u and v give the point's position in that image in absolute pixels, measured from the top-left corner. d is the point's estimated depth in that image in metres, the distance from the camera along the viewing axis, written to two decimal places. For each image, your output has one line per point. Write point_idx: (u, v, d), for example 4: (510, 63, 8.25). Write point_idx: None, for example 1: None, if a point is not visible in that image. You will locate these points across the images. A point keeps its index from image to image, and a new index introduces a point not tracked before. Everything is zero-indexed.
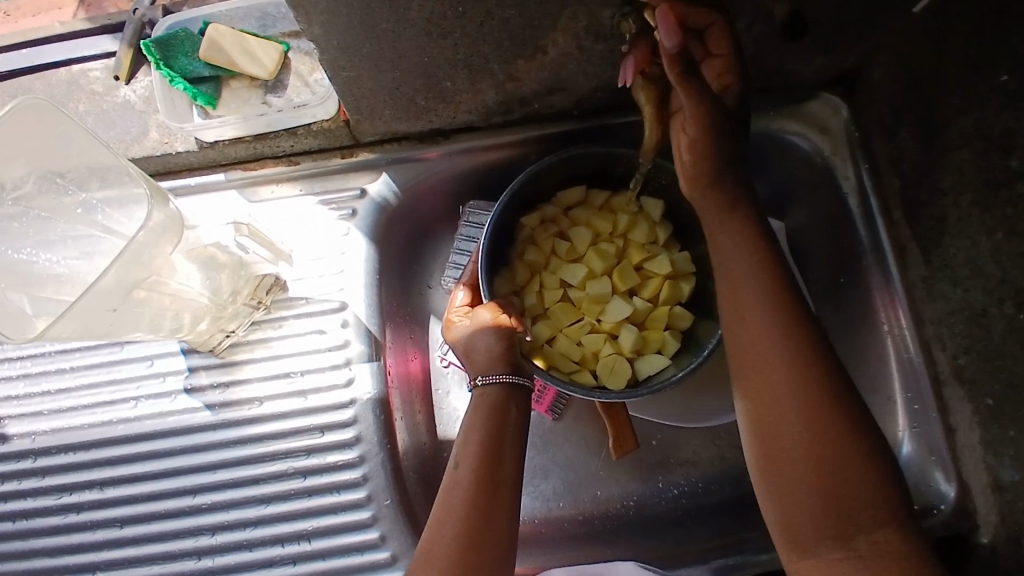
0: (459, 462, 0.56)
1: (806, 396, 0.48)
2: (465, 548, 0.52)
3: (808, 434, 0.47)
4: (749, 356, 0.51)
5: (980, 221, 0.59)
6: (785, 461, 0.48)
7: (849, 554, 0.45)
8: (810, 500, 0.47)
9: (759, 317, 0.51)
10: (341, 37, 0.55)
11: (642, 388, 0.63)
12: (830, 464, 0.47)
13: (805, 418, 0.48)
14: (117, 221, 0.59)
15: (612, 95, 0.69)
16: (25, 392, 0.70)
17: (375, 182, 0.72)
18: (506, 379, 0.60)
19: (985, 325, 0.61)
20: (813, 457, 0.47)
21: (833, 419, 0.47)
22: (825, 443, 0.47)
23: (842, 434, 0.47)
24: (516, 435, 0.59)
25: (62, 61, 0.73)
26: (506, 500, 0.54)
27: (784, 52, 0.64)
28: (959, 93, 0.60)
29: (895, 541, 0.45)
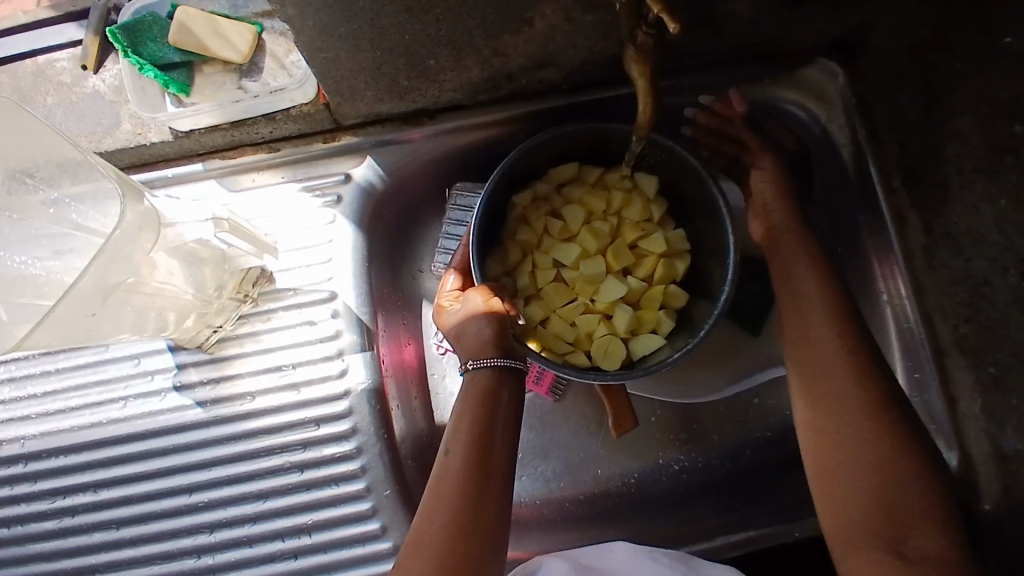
0: (450, 449, 0.56)
1: (871, 417, 0.53)
2: (454, 536, 0.52)
3: (870, 443, 0.52)
4: (824, 381, 0.56)
5: (984, 188, 0.58)
6: (844, 462, 0.53)
7: (897, 555, 0.49)
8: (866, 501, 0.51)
9: (825, 340, 0.57)
10: (317, 16, 0.52)
11: (636, 370, 0.62)
12: (889, 465, 0.51)
13: (865, 425, 0.53)
14: (91, 218, 0.56)
15: (603, 67, 0.66)
16: (11, 397, 0.68)
17: (359, 166, 0.70)
18: (496, 363, 0.59)
19: (988, 295, 0.59)
20: (873, 460, 0.52)
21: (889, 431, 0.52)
22: (883, 449, 0.52)
23: (899, 446, 0.52)
24: (507, 419, 0.58)
25: (26, 52, 0.69)
26: (495, 486, 0.54)
27: (779, 17, 0.62)
28: (962, 56, 0.58)
29: (942, 545, 0.49)
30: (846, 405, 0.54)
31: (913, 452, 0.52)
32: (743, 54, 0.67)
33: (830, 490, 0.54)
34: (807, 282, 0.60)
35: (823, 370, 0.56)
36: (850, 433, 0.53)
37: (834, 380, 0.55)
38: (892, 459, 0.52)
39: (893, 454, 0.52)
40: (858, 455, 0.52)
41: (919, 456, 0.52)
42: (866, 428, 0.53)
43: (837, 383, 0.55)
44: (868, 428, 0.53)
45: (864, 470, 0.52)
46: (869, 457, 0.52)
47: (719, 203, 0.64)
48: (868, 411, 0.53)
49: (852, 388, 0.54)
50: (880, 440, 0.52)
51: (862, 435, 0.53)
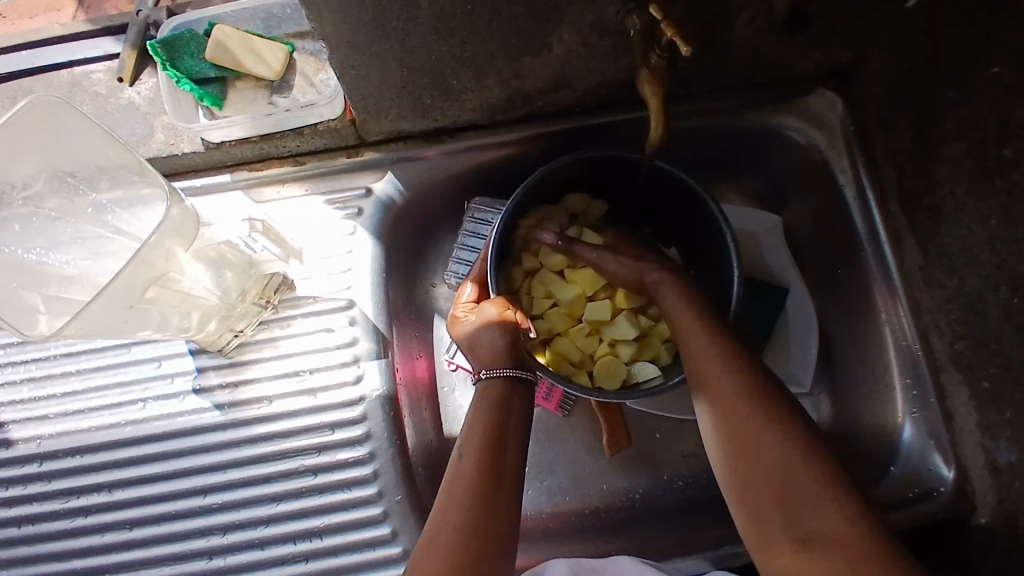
0: (463, 453, 0.55)
1: (753, 404, 0.51)
2: (467, 535, 0.50)
3: (749, 431, 0.50)
4: (706, 380, 0.54)
5: (974, 209, 0.62)
6: (738, 455, 0.50)
7: (800, 543, 0.46)
8: (762, 496, 0.49)
9: (694, 338, 0.56)
10: (352, 35, 0.56)
11: (638, 391, 0.63)
12: (763, 451, 0.49)
13: (742, 412, 0.51)
14: (127, 222, 0.60)
15: (615, 92, 0.70)
16: (31, 396, 0.69)
17: (380, 181, 0.72)
18: (507, 372, 0.60)
19: (981, 311, 0.63)
20: (755, 448, 0.50)
21: (763, 410, 0.51)
22: (756, 434, 0.50)
23: (773, 426, 0.50)
24: (518, 427, 0.58)
25: (63, 63, 0.73)
26: (509, 491, 0.53)
27: (782, 48, 0.66)
28: (953, 86, 0.62)
29: (841, 518, 0.45)
30: (726, 400, 0.52)
31: (790, 429, 0.50)
32: (747, 83, 0.71)
33: (735, 496, 0.51)
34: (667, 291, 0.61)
35: (701, 372, 0.55)
36: (739, 428, 0.51)
37: (712, 373, 0.54)
38: (777, 447, 0.49)
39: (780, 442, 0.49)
40: (750, 450, 0.50)
41: (798, 433, 0.49)
42: (753, 416, 0.51)
43: (716, 377, 0.53)
44: (752, 412, 0.51)
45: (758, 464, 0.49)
46: (757, 448, 0.50)
47: (725, 236, 0.66)
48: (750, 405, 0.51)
49: (724, 375, 0.53)
50: (756, 422, 0.50)
51: (751, 427, 0.50)
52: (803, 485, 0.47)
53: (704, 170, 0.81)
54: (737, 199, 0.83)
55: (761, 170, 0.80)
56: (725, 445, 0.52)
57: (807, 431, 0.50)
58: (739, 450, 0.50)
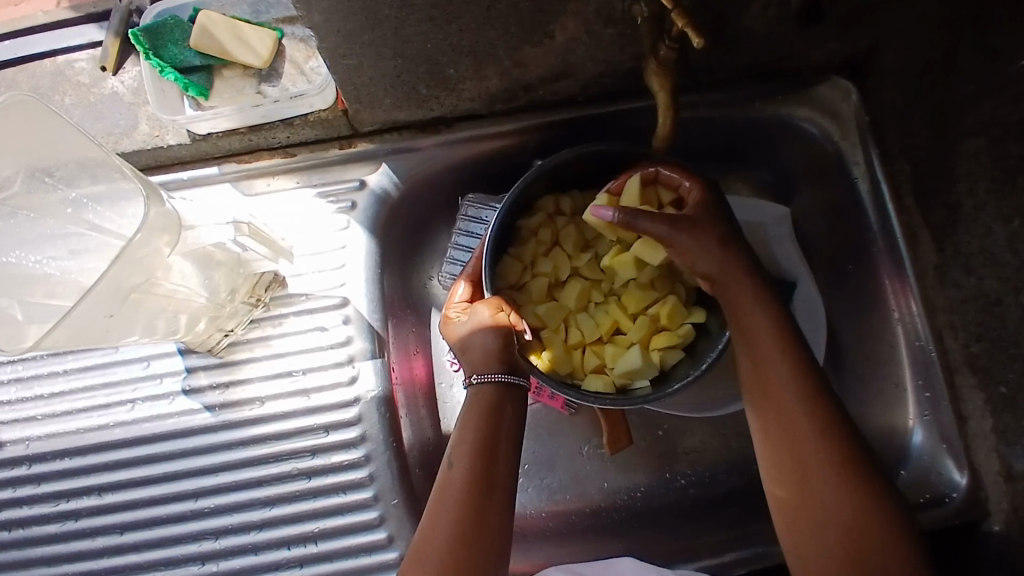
0: (453, 461, 0.53)
1: (840, 466, 0.51)
2: (457, 547, 0.49)
3: (836, 496, 0.50)
4: (775, 404, 0.53)
5: (995, 209, 0.59)
6: (815, 514, 0.51)
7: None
8: (834, 556, 0.49)
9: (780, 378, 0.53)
10: (342, 24, 0.53)
11: (636, 397, 0.61)
12: (846, 517, 0.50)
13: (829, 474, 0.51)
14: (108, 219, 0.57)
15: (619, 81, 0.66)
16: (18, 397, 0.68)
17: (374, 173, 0.70)
18: (498, 378, 0.57)
19: (1000, 314, 0.61)
20: (842, 514, 0.50)
21: (852, 475, 0.50)
22: (840, 499, 0.50)
23: (862, 495, 0.50)
24: (512, 433, 0.55)
25: (47, 52, 0.70)
26: (499, 499, 0.51)
27: (796, 37, 0.63)
28: (975, 79, 0.59)
29: None
30: (813, 456, 0.51)
31: (873, 498, 0.50)
32: (758, 71, 0.68)
33: (792, 541, 0.52)
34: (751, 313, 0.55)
35: (783, 414, 0.53)
36: (819, 491, 0.51)
37: (799, 425, 0.52)
38: (861, 519, 0.49)
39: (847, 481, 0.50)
40: (826, 513, 0.50)
41: (881, 501, 0.50)
42: (838, 479, 0.50)
43: (791, 405, 0.53)
44: (836, 477, 0.50)
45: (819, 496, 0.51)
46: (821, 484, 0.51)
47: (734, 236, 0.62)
48: (833, 461, 0.51)
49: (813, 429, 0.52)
50: (839, 487, 0.50)
51: (834, 494, 0.50)
52: (863, 527, 0.49)
53: (710, 159, 0.77)
54: (745, 190, 0.79)
55: (768, 160, 0.76)
56: (786, 471, 0.52)
57: (887, 498, 0.50)
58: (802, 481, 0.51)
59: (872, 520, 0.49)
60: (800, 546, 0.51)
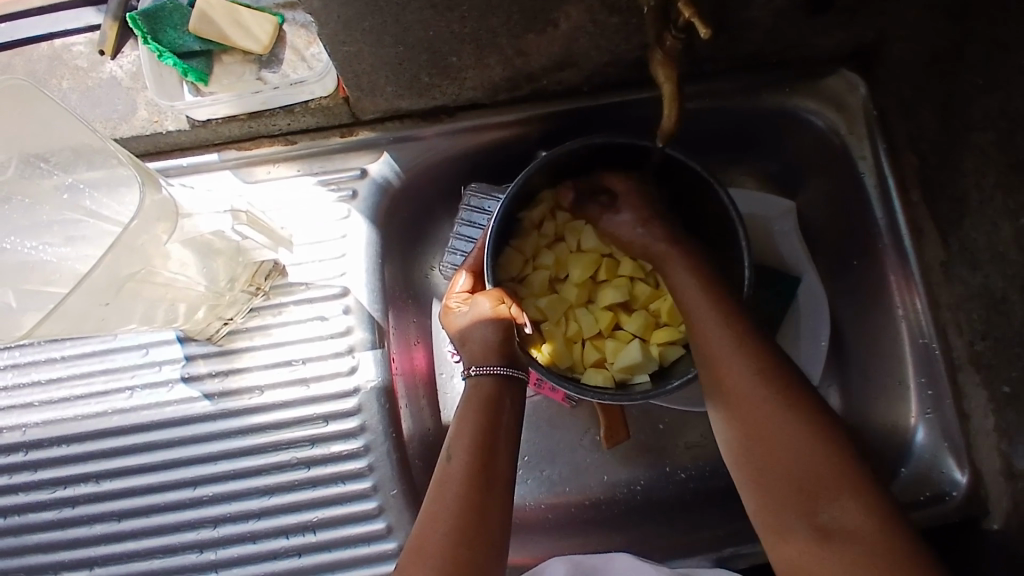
0: (451, 455, 0.52)
1: (770, 389, 0.49)
2: (455, 541, 0.48)
3: (768, 420, 0.48)
4: (715, 365, 0.51)
5: (1003, 204, 0.59)
6: (753, 444, 0.49)
7: (816, 532, 0.45)
8: (777, 485, 0.47)
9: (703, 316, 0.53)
10: (342, 10, 0.52)
11: (634, 393, 0.60)
12: (780, 441, 0.47)
13: (759, 398, 0.49)
14: (105, 206, 0.57)
15: (624, 71, 0.65)
16: (15, 383, 0.67)
17: (375, 162, 0.69)
18: (498, 371, 0.56)
19: (1006, 312, 0.60)
20: (778, 438, 0.48)
21: (783, 396, 0.49)
22: (770, 421, 0.48)
23: (791, 413, 0.48)
24: (510, 427, 0.55)
25: (44, 35, 0.69)
26: (499, 494, 0.51)
27: (804, 27, 0.62)
28: (985, 73, 0.58)
29: (863, 514, 0.44)
30: (743, 385, 0.50)
31: (806, 415, 0.48)
32: (765, 62, 0.67)
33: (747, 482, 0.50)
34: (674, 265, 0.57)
35: (709, 350, 0.52)
36: (752, 418, 0.49)
37: (726, 357, 0.51)
38: (796, 439, 0.47)
39: (797, 429, 0.47)
40: (762, 440, 0.48)
41: (815, 418, 0.48)
42: (770, 402, 0.49)
43: (728, 362, 0.51)
44: (766, 401, 0.49)
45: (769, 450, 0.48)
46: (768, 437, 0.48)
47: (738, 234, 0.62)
48: (760, 385, 0.49)
49: (738, 357, 0.50)
50: (770, 410, 0.48)
51: (767, 419, 0.48)
52: (819, 474, 0.46)
53: (717, 149, 0.76)
54: (749, 182, 0.78)
55: (773, 152, 0.75)
56: (735, 430, 0.50)
57: (823, 416, 0.48)
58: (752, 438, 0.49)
59: (803, 435, 0.47)
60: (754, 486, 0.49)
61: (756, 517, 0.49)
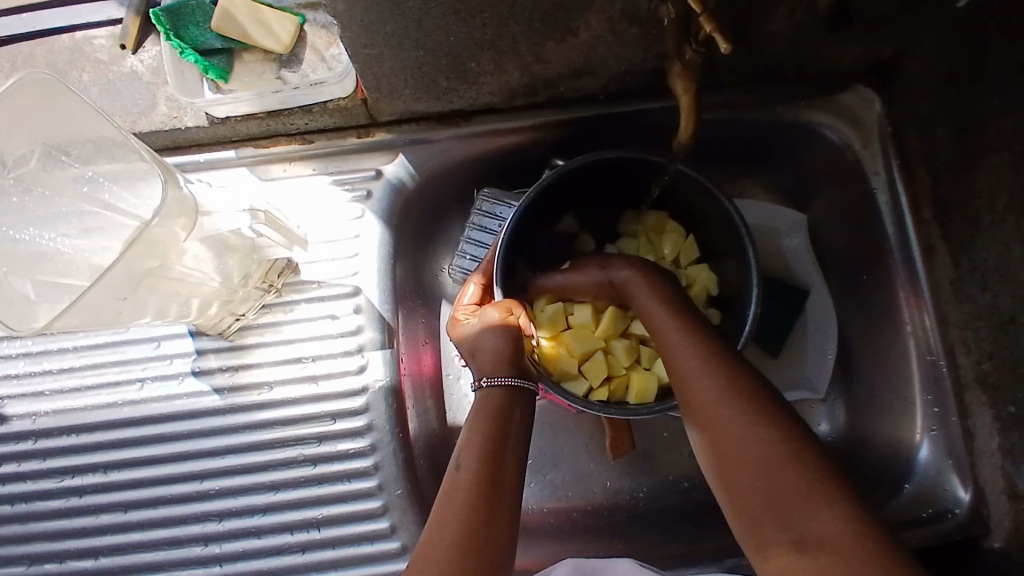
0: (461, 464, 0.52)
1: (735, 400, 0.47)
2: (464, 550, 0.47)
3: (732, 433, 0.46)
4: (683, 386, 0.51)
5: (1015, 226, 0.59)
6: (724, 458, 0.47)
7: (795, 544, 0.41)
8: (751, 495, 0.45)
9: (671, 338, 0.53)
10: (366, 14, 0.52)
11: (641, 407, 0.61)
12: (744, 451, 0.45)
13: (724, 410, 0.47)
14: (123, 199, 0.57)
15: (641, 81, 0.66)
16: (27, 372, 0.68)
17: (390, 163, 0.69)
18: (511, 382, 0.57)
19: (1013, 332, 0.60)
20: (744, 447, 0.46)
21: (747, 406, 0.47)
22: (734, 432, 0.46)
23: (756, 423, 0.46)
24: (519, 437, 0.55)
25: (65, 28, 0.69)
26: (508, 504, 0.50)
27: (822, 43, 0.62)
28: (1001, 94, 0.59)
29: (838, 520, 0.41)
30: (708, 401, 0.48)
31: (772, 424, 0.46)
32: (781, 76, 0.67)
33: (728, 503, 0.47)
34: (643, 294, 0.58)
35: (677, 372, 0.52)
36: (718, 434, 0.47)
37: (692, 376, 0.50)
38: (761, 448, 0.45)
39: (759, 438, 0.45)
40: (729, 453, 0.46)
41: (782, 426, 0.46)
42: (735, 413, 0.47)
43: (694, 379, 0.50)
44: (730, 413, 0.47)
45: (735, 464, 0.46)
46: (733, 450, 0.46)
47: (749, 253, 0.62)
48: (725, 397, 0.48)
49: (702, 373, 0.50)
50: (735, 422, 0.47)
51: (733, 431, 0.46)
52: (787, 482, 0.43)
53: (731, 160, 0.76)
54: (760, 194, 0.79)
55: (786, 165, 0.75)
56: (706, 450, 0.48)
57: (794, 426, 0.46)
58: (720, 455, 0.47)
59: (769, 442, 0.45)
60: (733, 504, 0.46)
61: (743, 544, 0.45)
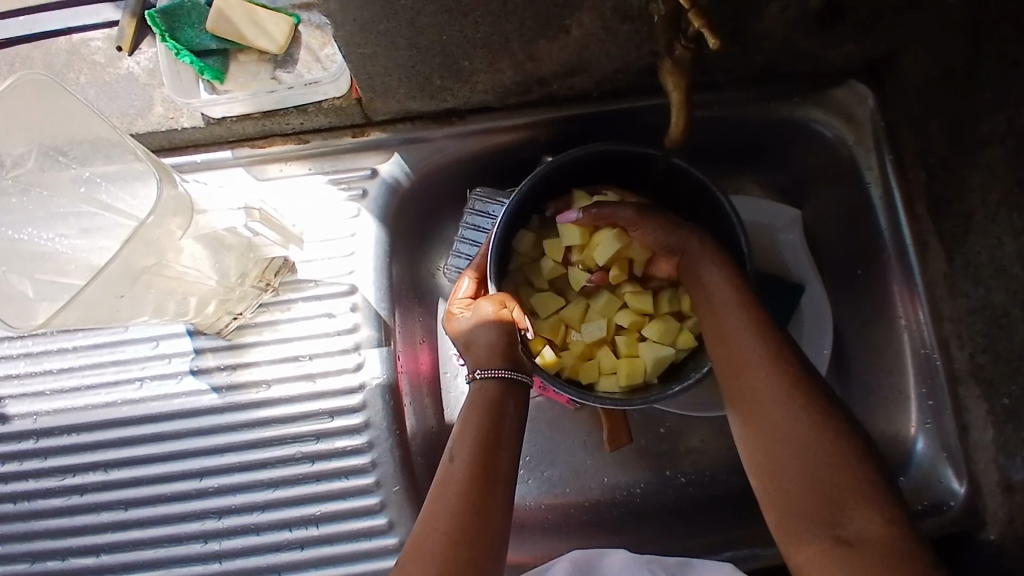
0: (455, 456, 0.52)
1: (794, 393, 0.47)
2: (456, 541, 0.47)
3: (789, 424, 0.46)
4: (738, 365, 0.50)
5: (1008, 220, 0.59)
6: (775, 444, 0.47)
7: (837, 542, 0.43)
8: (796, 487, 0.45)
9: (729, 316, 0.52)
10: (358, 13, 0.53)
11: (638, 398, 0.61)
12: (802, 445, 0.46)
13: (782, 399, 0.47)
14: (120, 199, 0.58)
15: (634, 78, 0.66)
16: (27, 371, 0.69)
17: (386, 162, 0.70)
18: (504, 374, 0.57)
19: (1006, 326, 0.61)
20: (800, 440, 0.46)
21: (807, 400, 0.47)
22: (792, 424, 0.46)
23: (814, 419, 0.46)
24: (512, 430, 0.55)
25: (62, 30, 0.70)
26: (501, 496, 0.51)
27: (814, 39, 0.62)
28: (994, 89, 0.59)
29: (882, 526, 0.42)
30: (767, 387, 0.48)
31: (830, 423, 0.46)
32: (773, 73, 0.67)
33: (763, 485, 0.48)
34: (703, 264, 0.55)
35: (734, 350, 0.50)
36: (772, 421, 0.47)
37: (751, 358, 0.49)
38: (816, 445, 0.45)
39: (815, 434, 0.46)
40: (781, 443, 0.46)
41: (838, 428, 0.46)
42: (794, 406, 0.47)
43: (754, 363, 0.49)
44: (789, 404, 0.47)
45: (785, 452, 0.46)
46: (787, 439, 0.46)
47: (741, 244, 0.62)
48: (784, 386, 0.48)
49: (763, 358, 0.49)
50: (792, 413, 0.47)
51: (790, 422, 0.46)
52: (834, 479, 0.44)
53: (726, 157, 0.76)
54: (755, 190, 0.79)
55: (780, 161, 0.76)
56: (753, 431, 0.48)
57: (848, 429, 0.46)
58: (772, 444, 0.47)
59: (827, 442, 0.45)
60: (770, 489, 0.47)
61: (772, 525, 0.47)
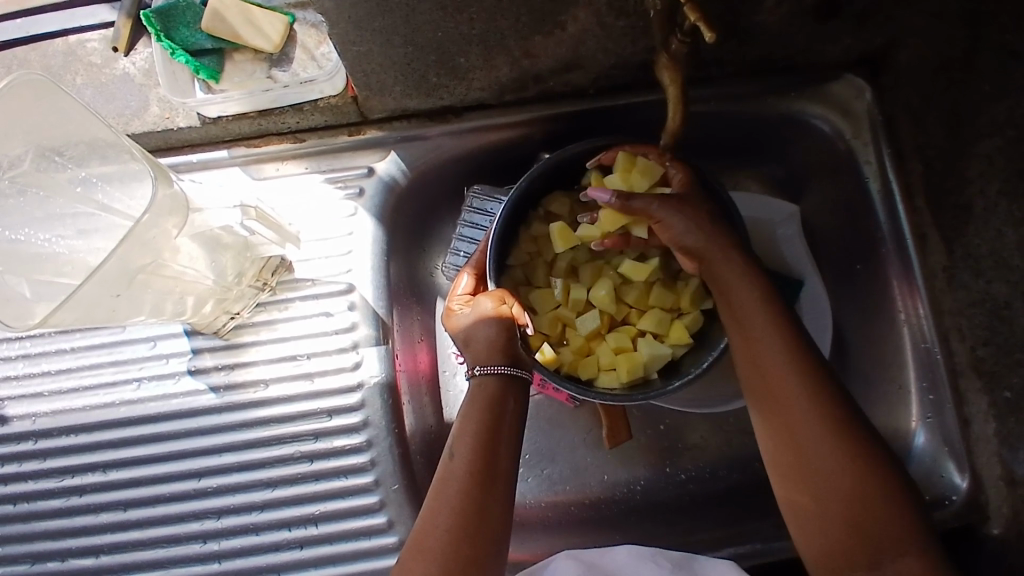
0: (455, 453, 0.52)
1: (837, 439, 0.49)
2: (458, 540, 0.49)
3: (833, 471, 0.49)
4: (779, 406, 0.51)
5: (1008, 212, 0.60)
6: (817, 488, 0.50)
7: None
8: (834, 526, 0.49)
9: (769, 352, 0.52)
10: (354, 11, 0.53)
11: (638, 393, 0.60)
12: (846, 492, 0.49)
13: (825, 447, 0.49)
14: (117, 199, 0.58)
15: (630, 74, 0.66)
16: (26, 372, 0.69)
17: (382, 161, 0.70)
18: (502, 371, 0.56)
19: (1008, 318, 0.60)
20: (842, 486, 0.49)
21: (850, 447, 0.49)
22: (834, 470, 0.49)
23: (858, 466, 0.49)
24: (512, 426, 0.55)
25: (59, 31, 0.70)
26: (500, 494, 0.51)
27: (811, 33, 0.62)
28: (993, 80, 0.59)
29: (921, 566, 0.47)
30: (811, 434, 0.50)
31: (871, 468, 0.49)
32: (770, 67, 0.67)
33: (798, 515, 0.51)
34: (736, 284, 0.54)
35: (777, 390, 0.51)
36: (815, 465, 0.50)
37: (795, 401, 0.50)
38: (857, 491, 0.49)
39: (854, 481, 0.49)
40: (823, 487, 0.49)
41: (878, 470, 0.49)
42: (837, 454, 0.49)
43: (797, 408, 0.50)
44: (830, 451, 0.49)
45: (826, 496, 0.49)
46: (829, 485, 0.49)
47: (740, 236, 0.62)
48: (826, 433, 0.50)
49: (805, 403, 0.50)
50: (834, 461, 0.49)
51: (833, 469, 0.49)
52: (873, 521, 0.48)
53: (724, 152, 0.76)
54: (753, 185, 0.79)
55: (778, 156, 0.75)
56: (794, 469, 0.51)
57: (888, 468, 0.50)
58: (815, 488, 0.50)
59: (872, 489, 0.49)
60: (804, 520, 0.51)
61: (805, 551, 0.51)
